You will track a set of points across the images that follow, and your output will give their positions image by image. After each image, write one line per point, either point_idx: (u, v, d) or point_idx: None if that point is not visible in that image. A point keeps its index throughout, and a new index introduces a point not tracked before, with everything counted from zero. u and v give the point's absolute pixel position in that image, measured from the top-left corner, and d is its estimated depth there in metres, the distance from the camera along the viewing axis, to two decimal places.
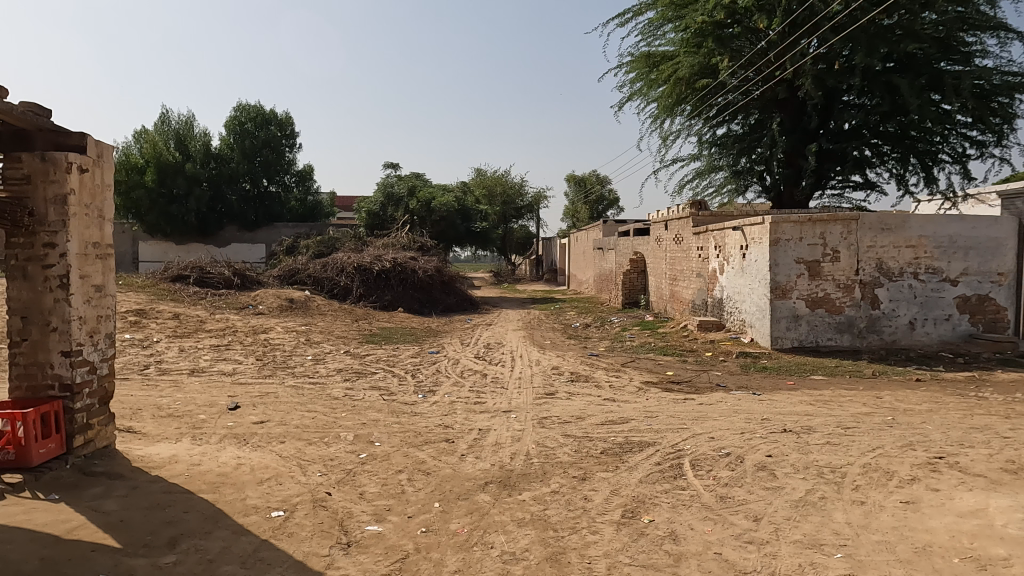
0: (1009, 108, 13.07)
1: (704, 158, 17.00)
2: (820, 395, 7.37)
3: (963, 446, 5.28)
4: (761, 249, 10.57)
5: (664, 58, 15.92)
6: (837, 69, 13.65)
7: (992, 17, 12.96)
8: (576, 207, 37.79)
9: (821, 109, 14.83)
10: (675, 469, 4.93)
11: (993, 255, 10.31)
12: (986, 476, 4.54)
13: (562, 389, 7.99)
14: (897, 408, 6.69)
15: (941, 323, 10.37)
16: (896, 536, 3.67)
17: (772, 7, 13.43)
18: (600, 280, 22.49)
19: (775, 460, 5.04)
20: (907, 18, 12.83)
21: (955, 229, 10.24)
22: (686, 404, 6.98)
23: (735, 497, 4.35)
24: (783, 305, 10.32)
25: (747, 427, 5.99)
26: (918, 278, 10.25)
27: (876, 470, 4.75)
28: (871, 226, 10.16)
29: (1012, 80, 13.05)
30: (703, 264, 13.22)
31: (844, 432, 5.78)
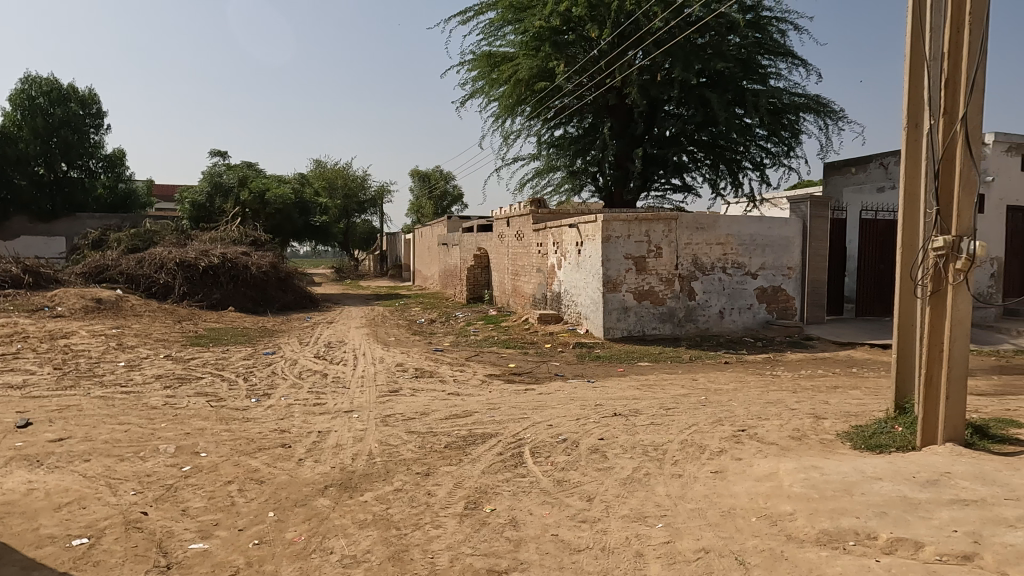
0: (796, 125, 15.12)
1: (543, 158, 17.68)
2: (645, 380, 8.01)
3: (760, 419, 6.04)
4: (595, 245, 11.27)
5: (504, 59, 16.36)
6: (659, 80, 14.87)
7: (782, 45, 14.92)
8: (420, 202, 37.57)
9: (646, 117, 16.08)
10: (516, 458, 5.10)
11: (784, 252, 11.87)
12: (779, 444, 5.23)
13: (405, 385, 7.93)
14: (709, 389, 7.48)
15: (744, 311, 11.73)
16: (707, 503, 4.10)
17: (603, 18, 14.39)
18: (445, 275, 22.60)
19: (606, 443, 5.41)
20: (716, 39, 14.39)
21: (754, 229, 11.62)
22: (526, 395, 7.26)
23: (570, 480, 4.60)
24: (614, 297, 11.10)
25: (582, 413, 6.37)
26: (726, 272, 11.51)
27: (691, 445, 5.27)
28: (688, 225, 11.22)
29: (798, 100, 15.10)
30: (542, 259, 13.79)
31: (665, 413, 6.35)
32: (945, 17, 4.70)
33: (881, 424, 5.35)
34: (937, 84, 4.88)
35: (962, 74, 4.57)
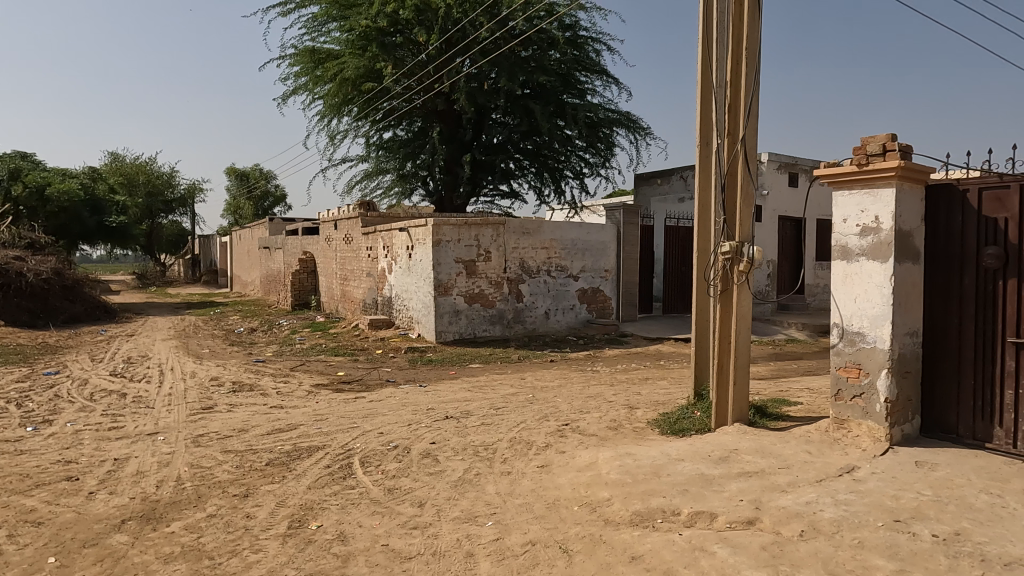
0: (610, 138, 16.33)
1: (372, 160, 17.28)
2: (476, 381, 8.17)
3: (582, 412, 6.43)
4: (425, 249, 11.27)
5: (329, 56, 15.80)
6: (485, 88, 15.26)
7: (597, 64, 16.06)
8: (238, 202, 34.90)
9: (474, 124, 16.41)
10: (345, 470, 4.92)
11: (602, 255, 12.76)
12: (597, 435, 5.60)
13: (221, 401, 7.30)
14: (536, 387, 7.82)
15: (567, 311, 12.41)
16: (534, 497, 4.27)
17: (431, 23, 14.53)
18: (267, 281, 21.21)
19: (438, 446, 5.42)
20: (538, 53, 15.14)
21: (575, 234, 12.36)
22: (355, 403, 7.04)
23: (401, 487, 4.54)
24: (445, 301, 11.18)
25: (413, 418, 6.32)
26: (550, 274, 12.11)
27: (519, 442, 5.47)
28: (515, 230, 11.63)
29: (612, 116, 16.33)
30: (372, 263, 13.49)
31: (495, 412, 6.51)
32: (728, 52, 5.40)
33: (683, 410, 5.95)
34: (723, 108, 5.57)
35: (742, 100, 5.28)
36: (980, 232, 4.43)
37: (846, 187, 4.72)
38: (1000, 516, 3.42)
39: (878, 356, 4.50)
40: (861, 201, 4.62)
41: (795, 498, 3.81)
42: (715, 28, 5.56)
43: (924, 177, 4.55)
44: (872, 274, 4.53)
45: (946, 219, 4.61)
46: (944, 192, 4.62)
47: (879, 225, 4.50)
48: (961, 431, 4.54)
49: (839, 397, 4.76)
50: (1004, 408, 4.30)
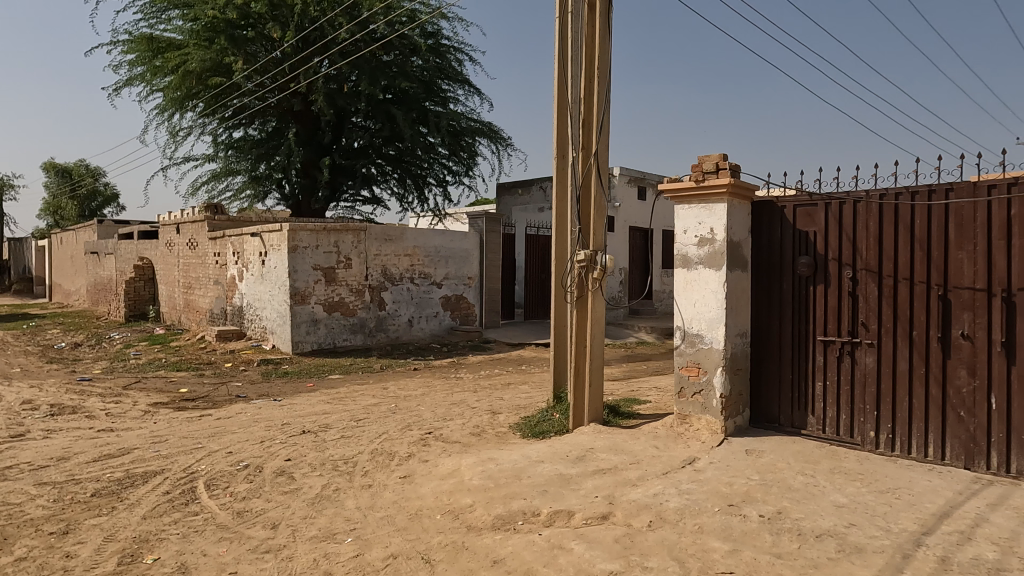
0: (473, 147, 16.50)
1: (220, 160, 16.10)
2: (336, 393, 7.87)
3: (445, 420, 6.42)
4: (280, 256, 10.70)
5: (170, 46, 14.60)
6: (345, 91, 14.84)
7: (459, 73, 16.22)
8: (59, 201, 30.89)
9: (333, 126, 15.89)
10: (187, 495, 4.52)
11: (465, 263, 12.85)
12: (461, 442, 5.61)
13: (36, 426, 6.41)
14: (398, 396, 7.69)
15: (431, 319, 12.35)
16: (396, 509, 4.19)
17: (286, 20, 14.05)
18: (95, 290, 18.98)
19: (294, 463, 5.15)
20: (400, 59, 15.04)
21: (438, 241, 12.35)
22: (201, 422, 6.49)
23: (252, 509, 4.26)
24: (302, 310, 10.68)
25: (266, 435, 5.96)
26: (413, 282, 11.99)
27: (381, 454, 5.34)
28: (377, 237, 11.40)
29: (474, 125, 16.52)
30: (221, 271, 12.57)
31: (356, 424, 6.32)
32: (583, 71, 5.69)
33: (543, 413, 6.13)
34: (577, 124, 5.85)
35: (595, 116, 5.59)
36: (795, 244, 5.02)
37: (686, 202, 5.14)
38: (813, 494, 3.89)
39: (714, 355, 4.94)
40: (699, 215, 5.06)
41: (644, 491, 4.07)
42: (570, 48, 5.84)
43: (750, 194, 5.09)
44: (709, 281, 4.97)
45: (768, 232, 5.17)
46: (766, 208, 5.18)
47: (714, 237, 4.95)
48: (782, 420, 5.08)
49: (682, 394, 5.15)
50: (816, 398, 4.88)
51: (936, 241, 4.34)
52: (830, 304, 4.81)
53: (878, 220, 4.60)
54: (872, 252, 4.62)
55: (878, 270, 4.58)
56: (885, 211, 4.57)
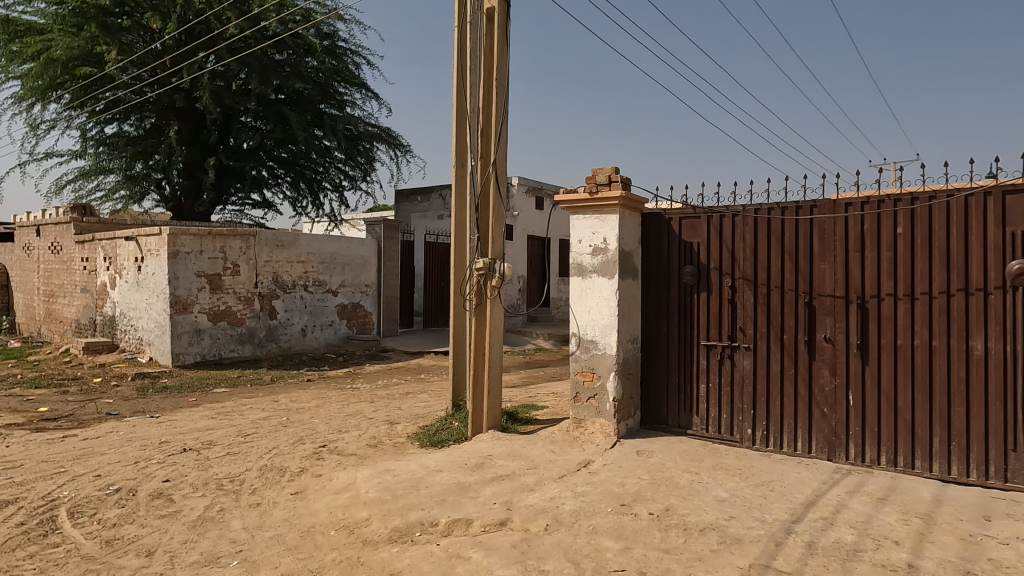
0: (370, 152, 16.19)
1: (89, 157, 14.80)
2: (221, 407, 7.41)
3: (340, 432, 6.22)
4: (159, 261, 9.98)
5: (30, 30, 13.30)
6: (234, 89, 14.13)
7: (357, 77, 15.91)
8: None
9: (220, 126, 15.05)
10: (47, 525, 4.09)
11: (362, 270, 12.56)
12: (356, 454, 5.46)
13: None
14: (290, 408, 7.36)
15: (326, 328, 11.94)
16: (287, 527, 4.01)
17: (167, 10, 13.21)
18: None
19: (173, 484, 4.79)
20: (293, 58, 14.53)
21: (333, 248, 11.98)
22: (64, 444, 5.90)
23: (124, 536, 3.92)
24: (184, 320, 9.99)
25: (142, 455, 5.51)
26: (307, 289, 11.56)
27: (271, 470, 5.09)
28: (267, 242, 10.91)
29: (372, 130, 16.23)
30: (89, 277, 11.52)
31: (243, 440, 5.98)
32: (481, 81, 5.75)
33: (441, 422, 6.08)
34: (476, 134, 5.91)
35: (493, 126, 5.66)
36: (680, 254, 5.32)
37: (581, 212, 5.31)
38: (697, 490, 4.12)
39: (608, 360, 5.12)
40: (593, 225, 5.24)
41: (541, 495, 4.15)
42: (468, 57, 5.88)
43: (640, 206, 5.34)
44: (603, 289, 5.16)
45: (657, 243, 5.44)
46: (654, 220, 5.46)
47: (607, 246, 5.15)
48: (670, 421, 5.34)
49: (578, 399, 5.30)
50: (700, 399, 5.18)
51: (803, 252, 4.75)
52: (712, 310, 5.13)
53: (753, 233, 4.97)
54: (748, 262, 4.98)
55: (754, 278, 4.95)
56: (759, 225, 4.95)
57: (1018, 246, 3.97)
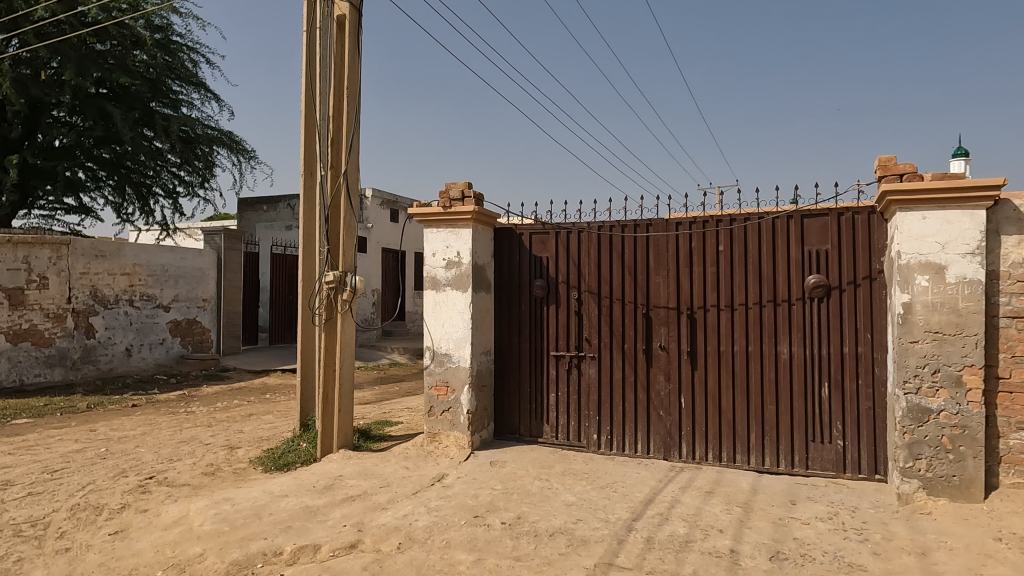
0: (209, 157, 15.06)
1: None
2: (22, 441, 6.43)
3: (171, 461, 5.66)
4: None
5: None
6: (43, 79, 12.48)
7: (194, 75, 14.76)
8: None
9: (25, 119, 13.16)
10: None
11: (198, 283, 11.61)
12: (190, 484, 5.00)
13: None
14: (110, 438, 6.57)
15: (155, 347, 10.85)
16: (104, 572, 3.56)
17: None
18: None
19: None
20: (118, 50, 13.16)
21: (165, 259, 10.99)
22: None
23: None
24: None
25: None
26: (132, 305, 10.47)
27: (84, 509, 4.51)
28: (84, 252, 9.74)
29: (211, 133, 15.11)
30: None
31: (51, 477, 5.24)
32: (332, 90, 5.59)
33: (288, 443, 5.74)
34: (326, 143, 5.71)
35: (344, 136, 5.52)
36: (531, 268, 5.51)
37: (434, 225, 5.32)
38: (547, 496, 4.26)
39: (461, 373, 5.16)
40: (446, 238, 5.27)
41: (393, 513, 4.06)
42: (318, 65, 5.69)
43: (492, 221, 5.46)
44: (456, 302, 5.19)
45: (508, 257, 5.59)
46: (506, 235, 5.61)
47: (460, 260, 5.20)
48: (522, 430, 5.49)
49: (432, 413, 5.27)
50: (550, 408, 5.38)
51: (640, 267, 5.12)
52: (561, 322, 5.36)
53: (597, 248, 5.27)
54: (592, 276, 5.27)
55: (598, 291, 5.25)
56: (602, 241, 5.27)
57: (814, 262, 4.57)
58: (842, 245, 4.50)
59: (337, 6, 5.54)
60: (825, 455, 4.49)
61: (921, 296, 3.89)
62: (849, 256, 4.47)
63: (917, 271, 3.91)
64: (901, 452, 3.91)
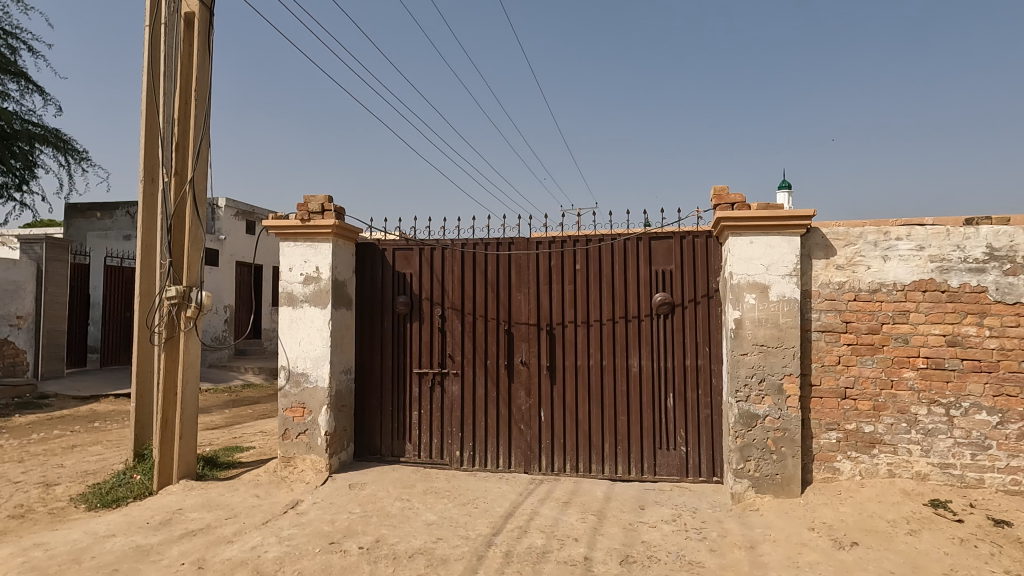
0: (29, 155, 13.35)
1: None
2: None
3: None
4: None
5: None
6: None
7: (12, 63, 13.05)
8: None
9: None
10: None
11: (11, 298, 10.30)
12: None
13: None
14: None
15: None
16: None
17: None
18: None
19: None
20: None
21: None
22: None
23: None
24: None
25: None
26: None
27: None
28: None
29: (33, 129, 13.41)
30: None
31: None
32: (178, 91, 5.19)
33: (119, 476, 5.16)
34: (170, 147, 5.27)
35: (191, 142, 5.13)
36: (394, 285, 5.43)
37: (291, 239, 5.09)
38: (407, 516, 4.18)
39: (319, 394, 4.95)
40: (304, 253, 5.06)
41: (240, 546, 3.79)
42: (163, 63, 5.26)
43: (354, 236, 5.32)
44: (314, 319, 4.99)
45: (371, 274, 5.48)
46: (368, 250, 5.49)
47: (319, 275, 5.02)
48: (383, 450, 5.36)
49: (287, 436, 5.00)
50: (412, 426, 5.31)
51: (502, 284, 5.23)
52: (424, 339, 5.33)
53: (460, 265, 5.32)
54: (456, 293, 5.31)
55: (461, 308, 5.28)
56: (466, 258, 5.32)
57: (661, 281, 4.92)
58: (684, 265, 4.89)
59: (185, 2, 5.16)
60: (670, 461, 4.81)
61: (749, 312, 4.32)
62: (690, 276, 4.87)
63: (746, 290, 4.34)
64: (734, 454, 4.29)
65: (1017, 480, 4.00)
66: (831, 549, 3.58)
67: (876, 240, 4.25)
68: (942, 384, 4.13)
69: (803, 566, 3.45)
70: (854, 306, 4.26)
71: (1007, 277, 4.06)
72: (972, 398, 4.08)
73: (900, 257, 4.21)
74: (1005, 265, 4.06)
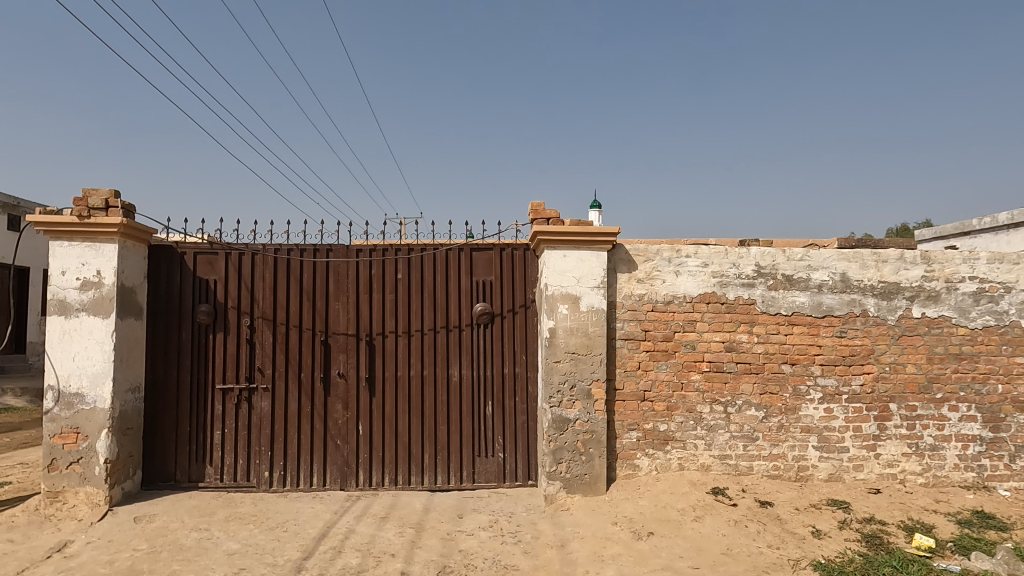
0: None
1: None
2: None
3: None
4: None
5: None
6: None
7: None
8: None
9: None
10: None
11: None
12: None
13: None
14: None
15: None
16: None
17: None
18: None
19: None
20: None
21: None
22: None
23: None
24: None
25: None
26: None
27: None
28: None
29: None
30: None
31: None
32: None
33: None
34: None
35: None
36: (193, 292, 4.93)
37: (65, 237, 4.41)
38: (205, 548, 3.80)
39: (97, 417, 4.32)
40: (81, 254, 4.40)
41: None
42: None
43: (146, 237, 4.74)
44: (93, 330, 4.36)
45: (166, 279, 4.92)
46: (164, 253, 4.94)
47: (100, 280, 4.39)
48: (178, 476, 4.81)
49: (54, 467, 4.30)
50: (214, 447, 4.84)
51: (319, 293, 4.98)
52: (228, 352, 4.90)
53: (273, 272, 4.98)
54: (267, 301, 4.95)
55: (273, 317, 4.94)
56: (279, 264, 4.99)
57: (481, 292, 5.02)
58: (503, 276, 5.04)
59: None
60: (488, 468, 4.90)
61: (562, 321, 4.56)
62: (508, 287, 5.02)
63: (559, 301, 4.57)
64: (547, 458, 4.48)
65: (778, 465, 4.67)
66: (631, 541, 3.89)
67: (669, 257, 4.72)
68: (721, 385, 4.69)
69: (607, 560, 3.69)
70: (651, 316, 4.69)
71: (771, 291, 4.73)
72: (744, 396, 4.69)
73: (689, 272, 4.72)
74: (769, 281, 4.74)
